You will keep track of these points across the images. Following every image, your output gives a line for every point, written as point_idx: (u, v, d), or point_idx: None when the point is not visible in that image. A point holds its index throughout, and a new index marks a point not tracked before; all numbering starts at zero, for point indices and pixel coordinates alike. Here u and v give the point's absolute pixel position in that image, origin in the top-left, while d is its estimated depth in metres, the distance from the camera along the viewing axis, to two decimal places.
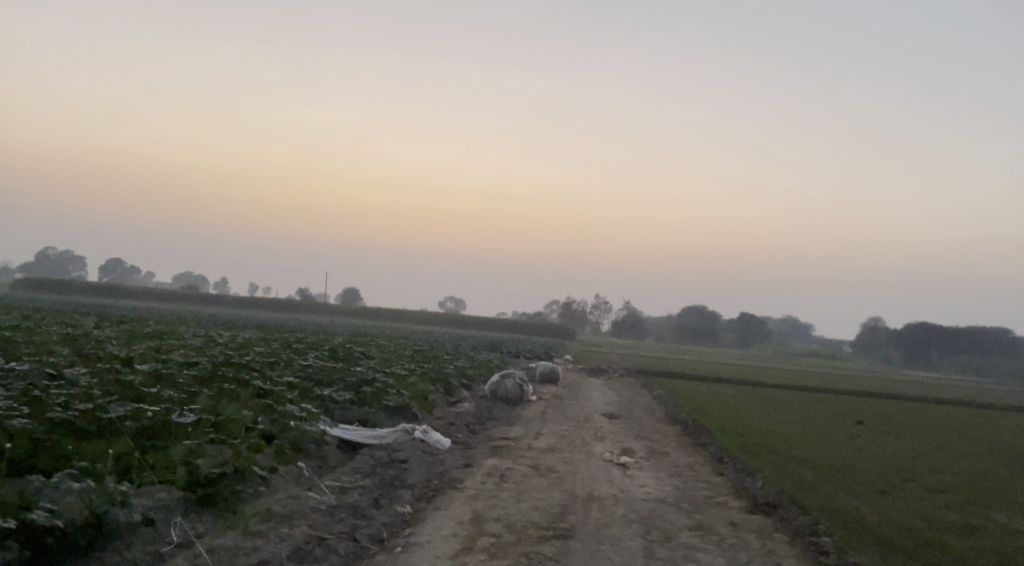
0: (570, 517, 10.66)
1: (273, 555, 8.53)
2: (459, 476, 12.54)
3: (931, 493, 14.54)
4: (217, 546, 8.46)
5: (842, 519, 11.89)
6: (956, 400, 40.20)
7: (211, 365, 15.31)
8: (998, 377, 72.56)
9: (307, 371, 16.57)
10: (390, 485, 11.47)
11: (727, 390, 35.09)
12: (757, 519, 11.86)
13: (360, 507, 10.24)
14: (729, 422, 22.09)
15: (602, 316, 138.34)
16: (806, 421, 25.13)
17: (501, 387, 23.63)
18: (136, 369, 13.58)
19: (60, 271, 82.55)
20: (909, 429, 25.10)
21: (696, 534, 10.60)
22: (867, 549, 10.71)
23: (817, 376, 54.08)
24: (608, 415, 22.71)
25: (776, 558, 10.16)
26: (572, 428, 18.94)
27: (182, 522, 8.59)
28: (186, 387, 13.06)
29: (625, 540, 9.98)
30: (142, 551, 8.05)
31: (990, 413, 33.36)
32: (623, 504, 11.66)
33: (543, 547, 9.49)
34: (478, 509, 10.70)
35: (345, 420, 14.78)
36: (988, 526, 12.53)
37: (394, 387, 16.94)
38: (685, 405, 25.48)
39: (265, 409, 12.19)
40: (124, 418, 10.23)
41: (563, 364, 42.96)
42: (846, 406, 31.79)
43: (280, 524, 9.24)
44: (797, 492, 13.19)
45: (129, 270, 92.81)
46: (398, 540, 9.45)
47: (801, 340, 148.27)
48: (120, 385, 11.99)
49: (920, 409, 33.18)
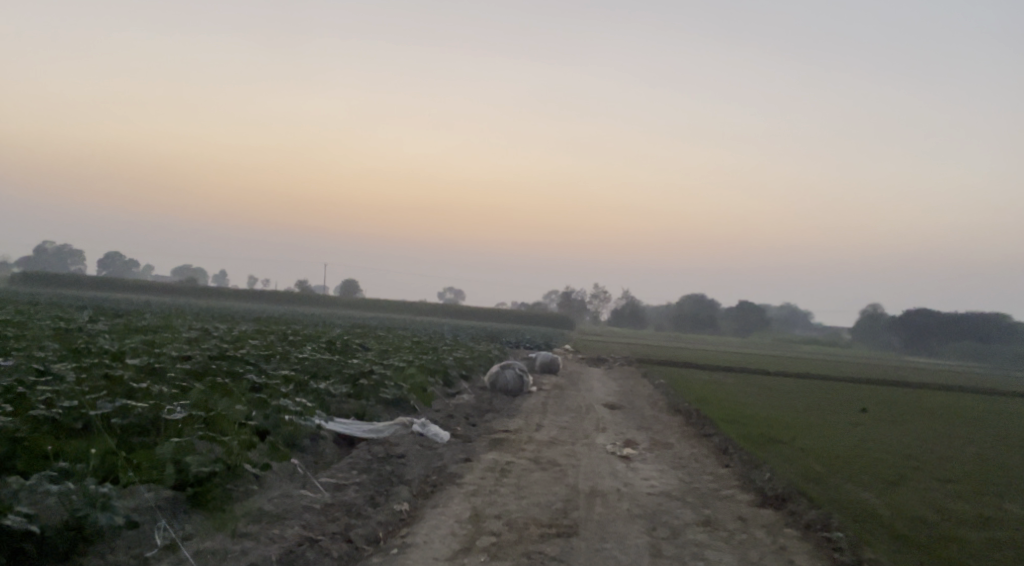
0: (572, 514, 10.32)
1: (263, 558, 8.16)
2: (459, 471, 12.21)
3: (941, 483, 14.25)
4: (203, 549, 8.08)
5: (854, 513, 11.57)
6: (959, 386, 39.91)
7: (205, 359, 14.96)
8: (997, 361, 72.69)
9: (303, 364, 16.22)
10: (387, 481, 11.12)
11: (728, 378, 34.79)
12: (766, 514, 11.52)
13: (355, 505, 9.89)
14: (731, 412, 21.82)
15: (602, 305, 137.73)
16: (810, 409, 24.79)
17: (501, 378, 23.27)
18: (127, 364, 13.22)
19: (57, 267, 82.18)
20: (911, 416, 24.87)
21: (704, 531, 10.28)
22: (880, 544, 10.39)
23: (815, 364, 53.89)
24: (610, 405, 22.40)
25: (787, 555, 9.84)
26: (573, 419, 18.63)
27: (167, 525, 8.24)
28: (178, 382, 12.71)
29: (630, 537, 9.65)
30: (126, 554, 7.75)
31: (994, 400, 33.05)
32: (628, 499, 11.33)
33: (546, 546, 9.16)
34: (478, 506, 10.36)
35: (342, 414, 14.40)
36: (1001, 517, 12.22)
37: (392, 379, 16.56)
38: (687, 395, 25.21)
39: (259, 403, 11.87)
40: (112, 414, 9.89)
41: (564, 354, 42.67)
42: (848, 393, 31.53)
43: (272, 524, 8.87)
44: (807, 485, 12.86)
45: (127, 263, 92.50)
46: (394, 541, 9.09)
47: (799, 327, 147.83)
48: (110, 380, 11.64)
49: (923, 396, 32.98)
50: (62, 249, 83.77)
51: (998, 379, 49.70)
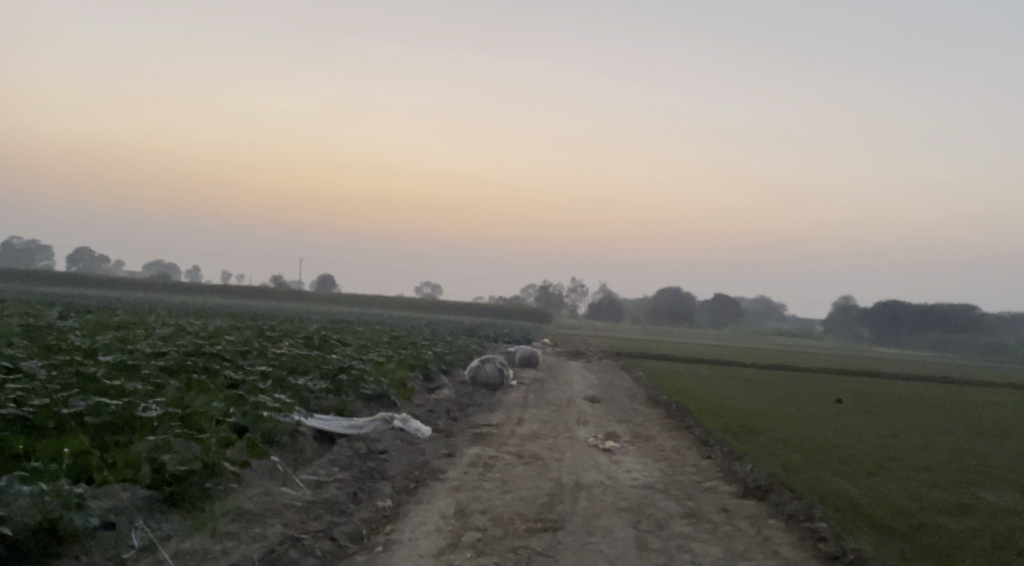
0: (558, 508, 10.20)
1: (244, 558, 7.96)
2: (442, 466, 12.06)
3: (919, 472, 14.28)
4: (183, 550, 7.87)
5: (836, 503, 11.54)
6: (931, 376, 40.30)
7: (179, 355, 14.68)
8: (967, 351, 73.59)
9: (281, 360, 16.01)
10: (368, 477, 10.95)
11: (706, 370, 34.86)
12: (749, 505, 11.46)
13: (337, 503, 9.72)
14: (711, 403, 21.80)
15: (580, 299, 137.89)
16: (788, 400, 24.84)
17: (481, 372, 23.10)
18: (99, 361, 12.93)
19: (25, 261, 80.84)
20: (887, 407, 24.99)
21: (689, 523, 10.20)
22: (864, 534, 10.34)
23: (791, 355, 54.18)
24: (590, 398, 22.36)
25: (772, 546, 9.78)
26: (555, 413, 18.52)
27: (145, 525, 8.03)
28: (152, 379, 12.44)
29: (616, 531, 9.53)
30: (102, 555, 7.54)
31: (964, 390, 33.34)
32: (612, 492, 11.24)
33: (532, 540, 9.03)
34: (462, 502, 10.22)
35: (322, 410, 14.19)
36: (981, 505, 12.25)
37: (372, 374, 16.38)
38: (666, 387, 25.19)
39: (236, 400, 11.64)
40: (85, 412, 9.65)
41: (542, 348, 42.61)
42: (825, 384, 31.69)
43: (252, 523, 8.68)
44: (788, 475, 12.82)
45: (97, 259, 91.26)
46: (378, 538, 8.92)
47: (773, 319, 148.58)
48: (82, 377, 11.36)
49: (898, 386, 33.23)
50: (31, 245, 82.49)
51: (968, 369, 50.32)
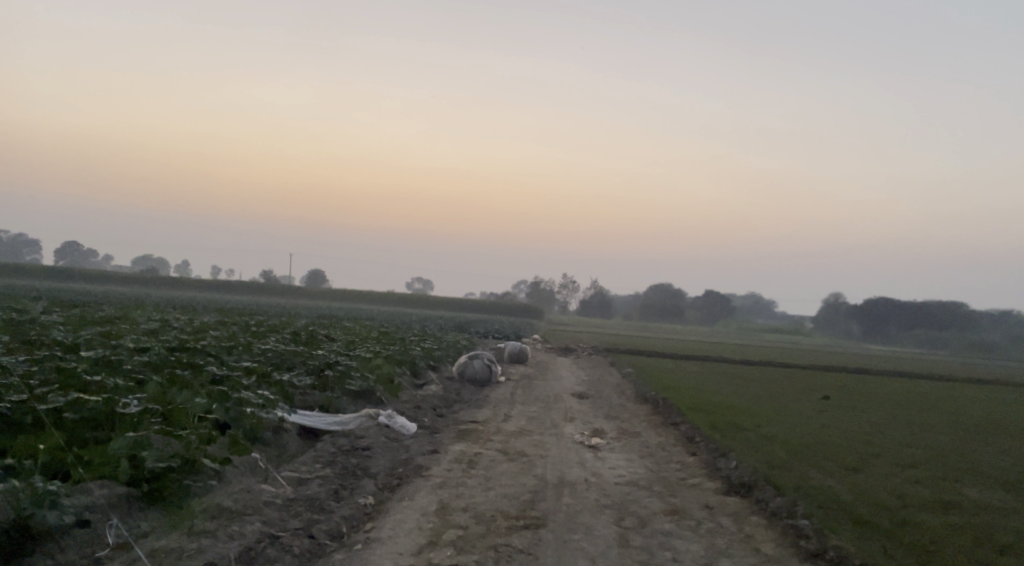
0: (540, 505, 10.15)
1: (221, 556, 7.89)
2: (426, 462, 12.01)
3: (902, 468, 14.30)
4: (159, 548, 7.79)
5: (819, 500, 11.52)
6: (919, 373, 40.40)
7: (164, 351, 14.56)
8: (955, 349, 73.84)
9: (266, 356, 15.89)
10: (351, 474, 10.89)
11: (695, 367, 34.88)
12: (732, 502, 11.44)
13: (318, 500, 9.66)
14: (698, 400, 21.79)
15: (572, 295, 137.79)
16: (775, 397, 24.82)
17: (469, 368, 23.05)
18: (81, 356, 12.79)
19: (13, 255, 80.36)
20: (874, 403, 25.03)
21: (672, 520, 10.17)
22: (845, 530, 10.32)
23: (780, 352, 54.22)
24: (578, 395, 22.30)
25: (754, 543, 9.76)
26: (541, 409, 18.48)
27: (121, 524, 7.94)
28: (135, 375, 12.32)
29: (598, 528, 9.50)
30: (76, 553, 7.47)
31: (951, 387, 33.37)
32: (595, 489, 11.21)
33: (513, 538, 8.99)
34: (445, 499, 10.17)
35: (307, 406, 14.10)
36: (962, 501, 12.27)
37: (358, 370, 16.29)
38: (654, 384, 25.19)
39: (219, 396, 11.54)
40: (64, 408, 9.54)
41: (533, 344, 42.56)
42: (814, 381, 31.73)
43: (230, 520, 8.61)
44: (772, 471, 12.80)
45: (87, 253, 90.86)
46: (358, 536, 8.87)
47: (764, 316, 148.77)
48: (63, 373, 11.24)
49: (886, 383, 33.30)
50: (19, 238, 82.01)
51: (955, 366, 50.47)
